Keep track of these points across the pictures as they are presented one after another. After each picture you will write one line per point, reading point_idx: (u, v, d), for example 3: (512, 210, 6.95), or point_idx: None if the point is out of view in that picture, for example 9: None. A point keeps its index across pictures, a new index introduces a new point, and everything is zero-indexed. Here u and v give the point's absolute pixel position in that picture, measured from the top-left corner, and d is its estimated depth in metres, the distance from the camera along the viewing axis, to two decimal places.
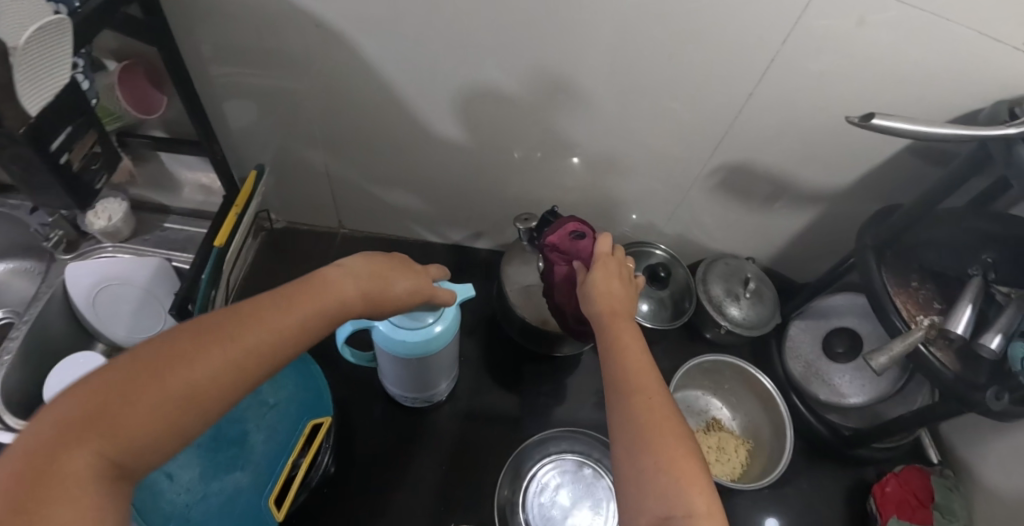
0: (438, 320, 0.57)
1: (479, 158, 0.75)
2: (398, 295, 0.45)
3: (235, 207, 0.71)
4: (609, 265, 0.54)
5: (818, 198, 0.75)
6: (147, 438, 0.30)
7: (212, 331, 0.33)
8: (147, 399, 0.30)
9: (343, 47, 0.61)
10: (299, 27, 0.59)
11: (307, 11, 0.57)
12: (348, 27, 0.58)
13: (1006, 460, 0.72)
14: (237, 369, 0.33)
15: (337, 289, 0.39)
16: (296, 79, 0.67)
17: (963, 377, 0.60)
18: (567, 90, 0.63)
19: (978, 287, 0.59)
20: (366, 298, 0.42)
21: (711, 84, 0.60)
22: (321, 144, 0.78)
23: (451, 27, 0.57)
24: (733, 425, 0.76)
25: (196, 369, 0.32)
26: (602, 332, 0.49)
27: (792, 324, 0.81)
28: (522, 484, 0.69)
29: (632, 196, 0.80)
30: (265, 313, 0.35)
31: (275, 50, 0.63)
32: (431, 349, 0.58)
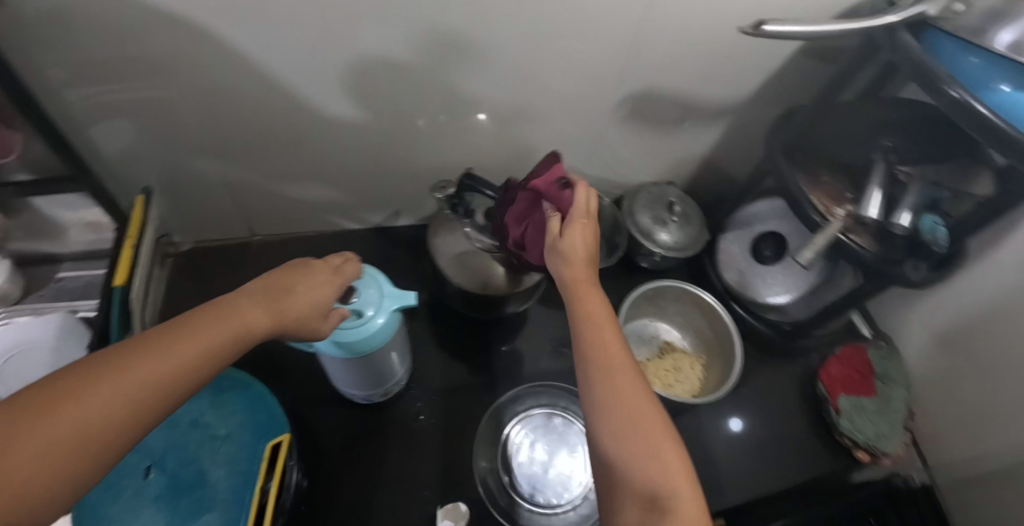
0: (378, 312, 0.55)
1: (381, 134, 0.71)
2: (305, 302, 0.45)
3: (128, 239, 0.65)
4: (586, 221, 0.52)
5: (724, 111, 0.76)
6: (32, 487, 0.30)
7: (94, 372, 0.33)
8: (37, 447, 0.30)
9: (213, 42, 0.55)
10: (152, 29, 0.53)
11: (159, 9, 0.51)
12: (213, 20, 0.53)
13: (931, 319, 0.80)
14: (135, 405, 0.34)
15: (235, 316, 0.40)
16: (168, 86, 0.60)
17: (883, 255, 0.64)
18: (462, 47, 0.60)
19: (882, 169, 0.63)
20: (271, 312, 0.42)
21: (607, 16, 0.58)
22: (210, 152, 0.71)
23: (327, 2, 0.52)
24: (683, 344, 0.78)
25: (91, 413, 0.32)
26: (575, 294, 0.49)
27: (721, 239, 0.81)
28: (496, 450, 0.69)
29: (546, 144, 0.78)
30: (157, 346, 0.36)
31: (136, 59, 0.56)
32: (373, 346, 0.55)
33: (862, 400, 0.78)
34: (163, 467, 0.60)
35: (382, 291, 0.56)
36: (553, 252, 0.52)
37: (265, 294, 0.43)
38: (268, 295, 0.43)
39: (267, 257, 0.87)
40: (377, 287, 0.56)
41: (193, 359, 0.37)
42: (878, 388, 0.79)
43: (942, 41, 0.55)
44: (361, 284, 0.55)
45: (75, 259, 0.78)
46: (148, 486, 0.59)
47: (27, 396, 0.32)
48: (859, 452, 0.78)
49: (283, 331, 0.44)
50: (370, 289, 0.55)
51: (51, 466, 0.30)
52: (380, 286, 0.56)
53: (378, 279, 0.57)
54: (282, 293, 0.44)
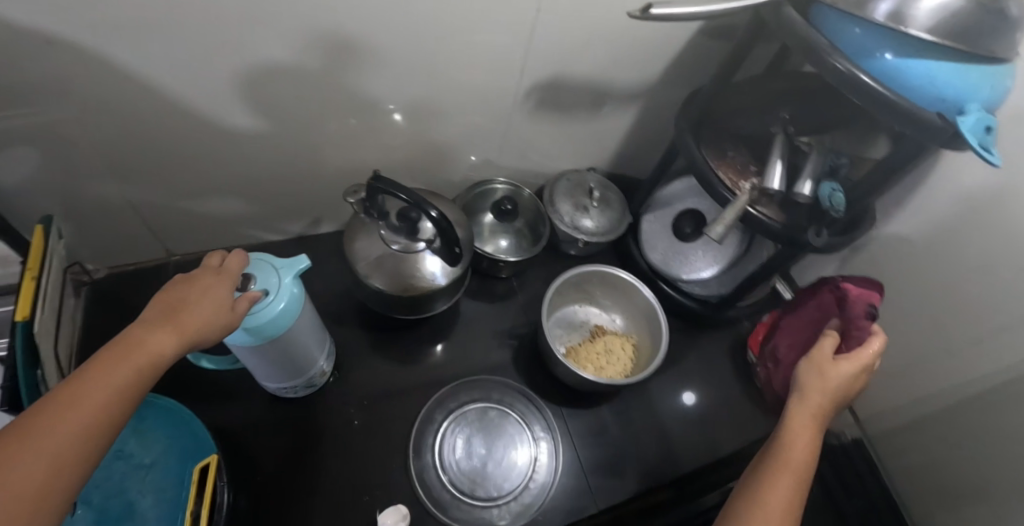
0: (277, 297, 0.55)
1: (289, 143, 0.70)
2: (209, 309, 0.44)
3: (30, 270, 0.62)
4: (842, 370, 0.52)
5: (635, 95, 0.77)
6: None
7: (20, 431, 0.33)
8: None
9: (100, 63, 0.53)
10: (30, 54, 0.50)
11: (39, 33, 0.49)
12: (97, 40, 0.51)
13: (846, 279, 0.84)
14: (78, 441, 0.34)
15: (140, 341, 0.40)
16: (56, 110, 0.57)
17: (789, 224, 0.67)
18: (358, 49, 0.59)
19: (782, 142, 0.65)
20: (176, 327, 0.42)
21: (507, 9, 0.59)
22: (112, 175, 0.69)
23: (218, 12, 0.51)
24: (615, 326, 0.77)
25: (38, 460, 0.33)
26: (804, 410, 0.51)
27: (643, 221, 0.81)
28: (433, 449, 0.70)
29: (462, 139, 0.77)
30: (73, 392, 0.35)
31: (16, 86, 0.53)
32: (280, 329, 0.56)
33: None
34: (88, 502, 0.58)
35: (281, 277, 0.57)
36: (815, 365, 0.54)
37: (163, 317, 0.42)
38: (168, 314, 0.42)
39: None
40: (276, 273, 0.56)
41: (110, 394, 0.37)
42: None
43: (828, 14, 0.56)
44: (259, 272, 0.56)
45: None
46: (74, 523, 0.57)
47: None
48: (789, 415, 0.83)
49: (196, 342, 0.43)
50: (267, 274, 0.56)
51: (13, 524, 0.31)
52: (279, 272, 0.57)
53: (275, 263, 0.58)
54: (180, 308, 0.43)
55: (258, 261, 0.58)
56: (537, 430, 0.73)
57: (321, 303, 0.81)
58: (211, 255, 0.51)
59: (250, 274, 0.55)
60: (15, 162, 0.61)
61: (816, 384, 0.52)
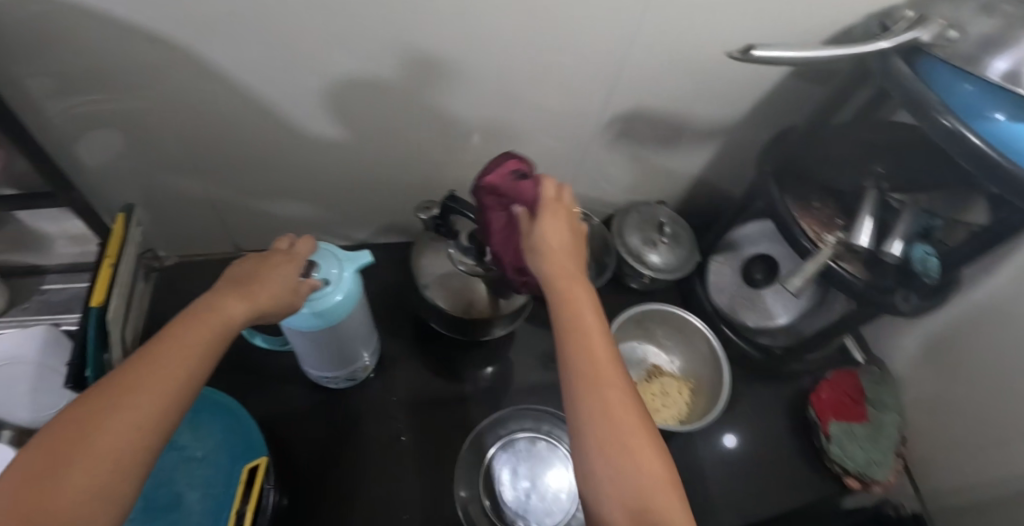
0: (335, 290, 0.54)
1: (367, 154, 0.70)
2: (276, 283, 0.45)
3: (110, 258, 0.64)
4: (558, 214, 0.50)
5: (715, 133, 0.75)
6: (108, 477, 0.33)
7: (108, 389, 0.35)
8: (92, 447, 0.33)
9: (191, 61, 0.55)
10: (125, 47, 0.52)
11: (136, 28, 0.50)
12: (191, 40, 0.52)
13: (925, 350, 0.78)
14: (159, 399, 0.36)
15: (214, 310, 0.41)
16: (144, 100, 0.59)
17: (873, 284, 0.63)
18: (446, 68, 0.59)
19: (874, 197, 0.62)
20: (248, 299, 0.43)
21: (584, 33, 0.57)
22: (193, 172, 0.71)
23: (305, 20, 0.51)
24: (672, 368, 0.74)
25: (124, 416, 0.34)
26: (561, 282, 0.47)
27: (712, 261, 0.80)
28: (479, 477, 0.68)
29: (534, 163, 0.76)
30: (154, 354, 0.37)
31: (111, 74, 0.55)
32: (332, 320, 0.55)
33: (854, 426, 0.77)
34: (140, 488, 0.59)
35: (342, 270, 0.55)
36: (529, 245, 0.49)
37: (231, 288, 0.43)
38: (238, 287, 0.43)
39: None
40: (337, 265, 0.55)
41: (183, 360, 0.38)
42: (869, 415, 0.77)
43: (939, 69, 0.52)
44: (321, 260, 0.55)
45: (61, 271, 0.79)
46: None
47: (51, 433, 0.33)
48: (849, 479, 0.76)
49: (261, 315, 0.44)
50: (329, 264, 0.55)
51: (101, 471, 0.33)
52: (339, 263, 0.56)
53: (338, 254, 0.57)
54: (249, 282, 0.44)
55: (323, 249, 0.57)
56: None
57: (376, 311, 0.81)
58: (280, 239, 0.52)
59: (314, 262, 0.54)
60: (104, 142, 0.65)
61: (552, 255, 0.48)
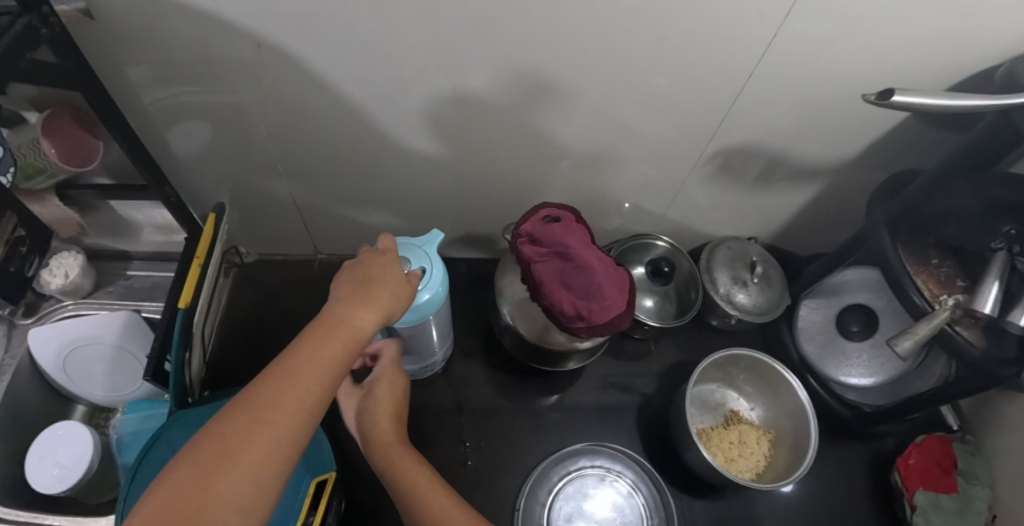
0: (424, 288, 0.52)
1: (454, 168, 0.69)
2: (395, 290, 0.44)
3: (197, 258, 0.64)
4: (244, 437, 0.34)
5: (819, 172, 0.70)
6: (256, 487, 0.33)
7: (257, 395, 0.35)
8: (243, 458, 0.33)
9: (289, 65, 0.54)
10: (230, 46, 0.52)
11: (242, 31, 0.50)
12: (293, 45, 0.52)
13: (1018, 430, 0.71)
14: (303, 409, 0.35)
15: (347, 318, 0.40)
16: (240, 100, 0.59)
17: (990, 354, 0.57)
18: (547, 89, 0.57)
19: (1002, 261, 0.55)
20: (374, 309, 0.41)
21: (694, 60, 0.53)
22: (281, 173, 0.71)
23: (407, 34, 0.50)
24: (753, 415, 0.71)
25: (273, 426, 0.34)
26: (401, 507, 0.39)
27: (802, 305, 0.75)
28: (543, 514, 0.67)
29: (622, 188, 0.73)
30: (296, 361, 0.36)
31: (211, 73, 0.56)
32: (419, 319, 0.54)
33: (941, 499, 0.70)
34: None
35: (431, 263, 0.53)
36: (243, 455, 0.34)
37: (357, 292, 0.41)
38: (363, 292, 0.42)
39: (329, 276, 0.87)
40: (426, 260, 0.53)
41: (326, 373, 0.37)
42: (959, 486, 0.71)
43: None
44: (410, 254, 0.53)
45: (145, 258, 0.82)
46: None
47: (203, 437, 0.33)
48: None
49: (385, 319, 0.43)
50: (416, 256, 0.53)
51: (252, 479, 0.33)
52: (429, 260, 0.53)
53: (418, 242, 0.54)
54: (372, 286, 0.43)
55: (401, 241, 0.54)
56: (650, 517, 0.68)
57: None
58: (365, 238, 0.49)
59: (403, 257, 0.52)
60: (193, 136, 0.65)
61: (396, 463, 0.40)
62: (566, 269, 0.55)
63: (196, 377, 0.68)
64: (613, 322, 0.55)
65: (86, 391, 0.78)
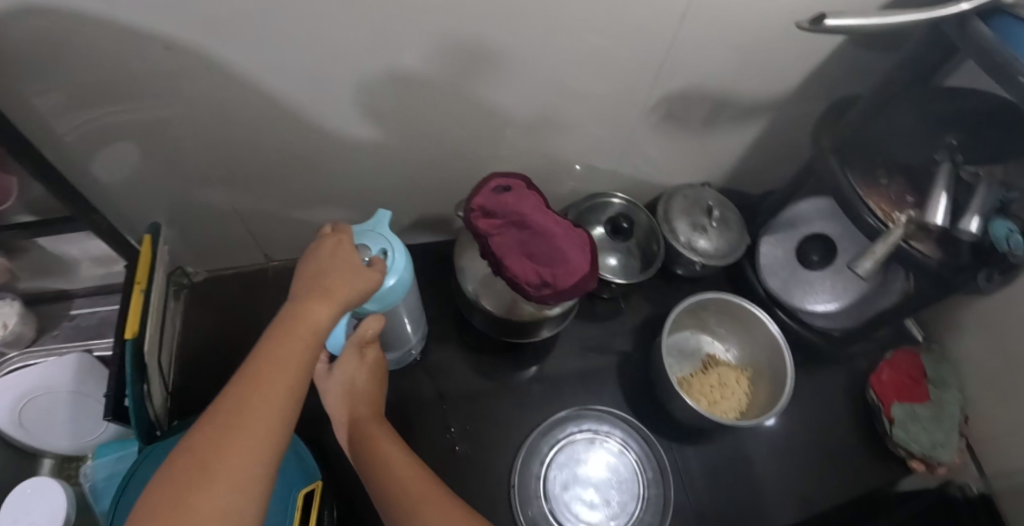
0: (390, 273, 0.50)
1: (397, 152, 0.67)
2: (350, 276, 0.41)
3: (139, 284, 0.61)
4: (217, 455, 0.29)
5: (763, 109, 0.71)
6: (244, 501, 0.29)
7: (224, 408, 0.31)
8: (222, 473, 0.29)
9: (204, 66, 0.50)
10: (139, 53, 0.48)
11: (149, 32, 0.46)
12: (205, 44, 0.48)
13: (978, 331, 0.74)
14: (276, 413, 0.32)
15: (303, 312, 0.37)
16: (158, 112, 0.55)
17: (946, 263, 0.59)
18: (480, 57, 0.55)
19: (948, 172, 0.57)
20: (331, 299, 0.39)
21: (636, 7, 0.51)
22: (217, 183, 0.68)
23: (324, 16, 0.47)
24: (729, 356, 0.71)
25: (248, 434, 0.31)
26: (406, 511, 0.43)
27: (761, 243, 0.76)
28: (539, 487, 0.67)
29: (572, 150, 0.72)
30: (257, 367, 0.33)
31: (121, 87, 0.51)
32: (387, 305, 0.51)
33: (916, 408, 0.73)
34: None
35: (391, 246, 0.51)
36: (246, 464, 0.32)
37: (312, 286, 0.39)
38: (318, 285, 0.39)
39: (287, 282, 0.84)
40: (387, 244, 0.50)
41: (292, 374, 0.34)
42: (930, 394, 0.74)
43: (1017, 26, 0.47)
44: (370, 241, 0.50)
45: (85, 294, 0.78)
46: None
47: (173, 462, 0.29)
48: (913, 463, 0.73)
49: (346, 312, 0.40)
50: (377, 241, 0.50)
51: (237, 494, 0.29)
52: (391, 245, 0.51)
53: (371, 226, 0.51)
54: (325, 277, 0.40)
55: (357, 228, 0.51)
56: (643, 469, 0.69)
57: None
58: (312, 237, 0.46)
59: (361, 243, 0.49)
60: (120, 157, 0.60)
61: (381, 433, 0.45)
62: (525, 238, 0.54)
63: (159, 407, 0.65)
64: (579, 285, 0.54)
65: (47, 443, 0.74)
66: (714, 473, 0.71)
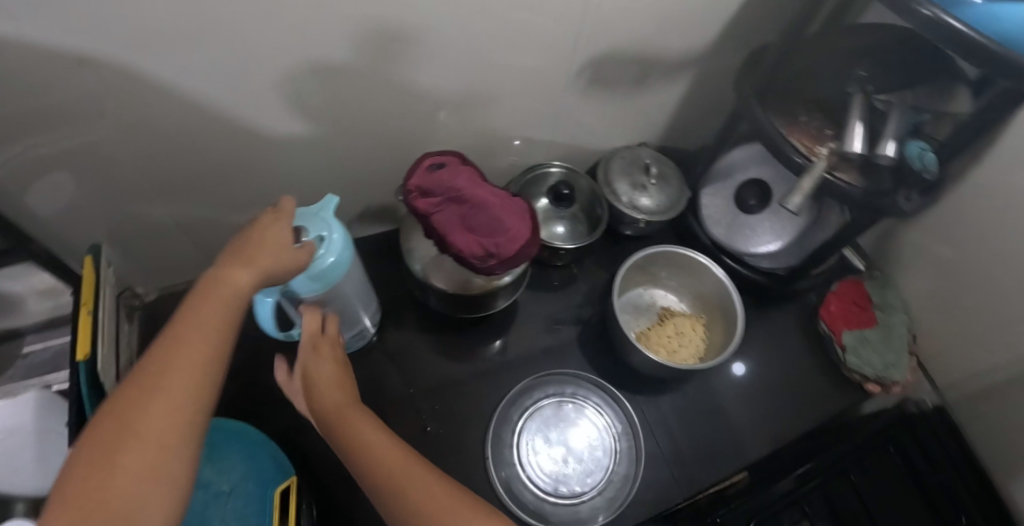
0: (328, 251, 0.50)
1: (332, 145, 0.67)
2: (274, 243, 0.42)
3: (85, 306, 0.60)
4: (138, 411, 0.32)
5: (686, 64, 0.73)
6: (165, 452, 0.32)
7: (146, 367, 0.33)
8: (143, 427, 0.31)
9: (123, 80, 0.50)
10: (55, 75, 0.46)
11: (62, 51, 0.45)
12: (120, 57, 0.47)
13: (915, 252, 0.77)
14: (197, 372, 0.34)
15: (224, 278, 0.38)
16: (84, 135, 0.54)
17: (871, 188, 0.62)
18: (399, 40, 0.55)
19: (860, 103, 0.59)
20: (252, 264, 0.40)
21: None
22: (155, 197, 0.67)
23: (233, 15, 0.47)
24: (683, 306, 0.74)
25: (169, 391, 0.33)
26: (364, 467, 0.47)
27: (702, 194, 0.78)
28: (512, 454, 0.69)
29: (508, 124, 0.73)
30: (179, 329, 0.35)
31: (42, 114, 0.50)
32: (330, 282, 0.52)
33: (865, 332, 0.77)
34: None
35: (331, 229, 0.51)
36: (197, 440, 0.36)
37: (234, 253, 0.40)
38: (241, 252, 0.40)
39: None
40: (326, 225, 0.51)
41: (211, 336, 0.36)
42: (877, 318, 0.78)
43: None
44: (311, 225, 0.50)
45: (35, 330, 0.74)
46: None
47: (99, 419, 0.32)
48: (870, 385, 0.77)
49: (272, 277, 0.41)
50: (317, 225, 0.51)
51: (157, 445, 0.31)
52: (330, 227, 0.51)
53: (316, 210, 0.52)
54: (250, 245, 0.41)
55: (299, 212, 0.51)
56: (613, 423, 0.72)
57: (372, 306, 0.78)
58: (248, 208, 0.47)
59: (299, 225, 0.50)
60: (54, 187, 0.59)
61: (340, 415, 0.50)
62: (465, 211, 0.55)
63: None
64: (523, 251, 0.56)
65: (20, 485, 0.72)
66: (685, 420, 0.74)
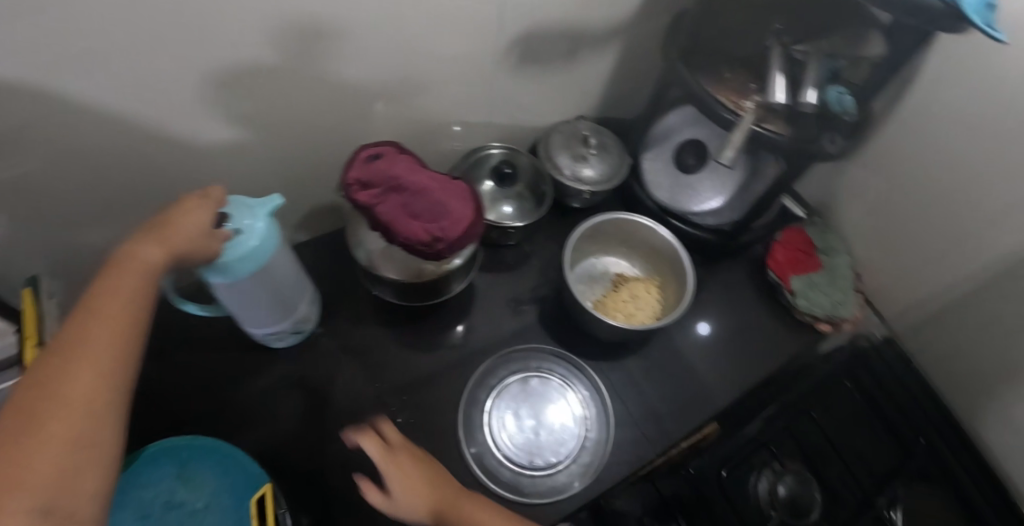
0: (249, 233, 0.49)
1: (267, 148, 0.66)
2: (187, 223, 0.45)
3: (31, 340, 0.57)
4: (56, 372, 0.35)
5: (614, 33, 0.74)
6: (87, 407, 0.35)
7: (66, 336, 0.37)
8: (62, 386, 0.34)
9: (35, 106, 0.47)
10: None
11: None
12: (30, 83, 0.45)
13: (849, 194, 0.81)
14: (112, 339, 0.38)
15: (136, 257, 0.42)
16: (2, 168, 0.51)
17: (798, 137, 0.63)
18: (320, 35, 0.54)
19: (779, 54, 0.61)
20: (164, 243, 0.43)
21: None
22: (89, 222, 0.65)
23: (142, 25, 0.45)
24: (634, 271, 0.76)
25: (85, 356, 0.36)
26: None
27: (644, 160, 0.80)
28: (485, 433, 0.70)
29: (444, 109, 0.73)
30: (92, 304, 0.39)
31: None
32: (257, 265, 0.51)
33: (810, 276, 0.80)
34: None
35: (257, 216, 0.51)
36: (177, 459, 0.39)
37: (145, 236, 0.43)
38: (152, 234, 0.43)
39: None
40: (249, 212, 0.50)
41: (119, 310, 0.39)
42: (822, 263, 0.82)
43: None
44: (233, 211, 0.50)
45: None
46: None
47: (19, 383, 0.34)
48: (821, 325, 0.80)
49: (184, 257, 0.44)
50: (241, 213, 0.50)
51: (75, 403, 0.34)
52: (255, 214, 0.51)
53: (247, 203, 0.51)
54: (163, 227, 0.44)
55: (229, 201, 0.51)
56: (580, 392, 0.75)
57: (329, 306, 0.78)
58: None
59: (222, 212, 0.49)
60: None
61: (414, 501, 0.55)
62: (407, 198, 0.55)
63: None
64: (465, 231, 0.57)
65: None
66: (650, 380, 0.77)
